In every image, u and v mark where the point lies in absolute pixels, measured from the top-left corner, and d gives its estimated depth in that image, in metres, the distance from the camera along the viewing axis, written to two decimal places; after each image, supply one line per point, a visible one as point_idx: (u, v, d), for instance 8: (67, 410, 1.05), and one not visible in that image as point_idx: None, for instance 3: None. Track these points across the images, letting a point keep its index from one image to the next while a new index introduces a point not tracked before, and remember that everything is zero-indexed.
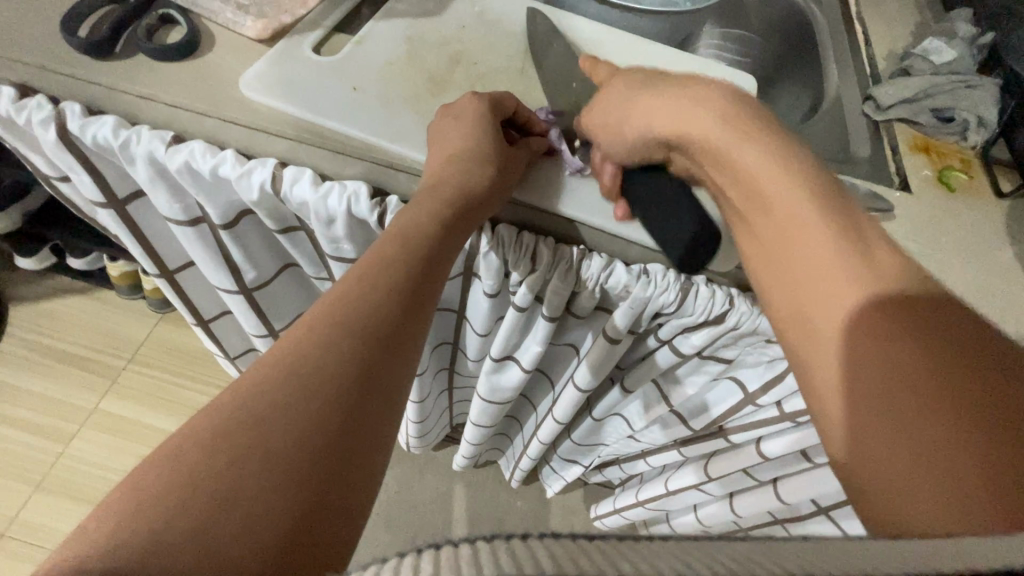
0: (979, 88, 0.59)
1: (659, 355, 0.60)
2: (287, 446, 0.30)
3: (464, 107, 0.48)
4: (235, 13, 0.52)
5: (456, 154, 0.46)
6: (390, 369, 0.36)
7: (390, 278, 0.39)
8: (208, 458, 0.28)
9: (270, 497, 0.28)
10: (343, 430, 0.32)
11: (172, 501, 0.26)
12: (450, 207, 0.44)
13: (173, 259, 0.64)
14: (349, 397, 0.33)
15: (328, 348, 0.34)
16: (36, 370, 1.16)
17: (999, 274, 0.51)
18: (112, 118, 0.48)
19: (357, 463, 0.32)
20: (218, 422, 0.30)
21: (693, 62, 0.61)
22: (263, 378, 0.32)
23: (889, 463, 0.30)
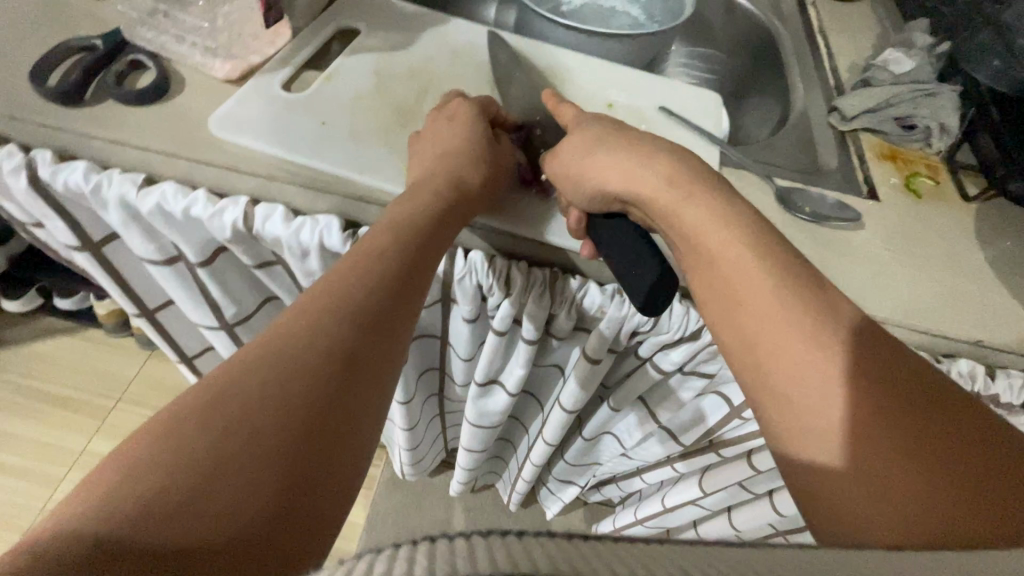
0: (938, 95, 0.60)
1: (642, 372, 0.59)
2: (275, 427, 0.30)
3: (457, 112, 0.50)
4: (204, 55, 0.53)
5: (447, 151, 0.47)
6: (377, 360, 0.36)
7: (384, 266, 0.39)
8: (196, 433, 0.28)
9: (248, 488, 0.27)
10: (331, 413, 0.32)
11: (145, 484, 0.26)
12: (441, 197, 0.45)
13: (152, 298, 0.64)
14: (334, 389, 0.33)
15: (320, 332, 0.34)
16: (22, 414, 1.15)
17: (972, 277, 0.52)
18: (83, 164, 0.48)
19: (341, 448, 0.32)
20: (209, 397, 0.30)
21: (658, 83, 0.62)
22: (256, 356, 0.32)
23: (875, 482, 0.30)
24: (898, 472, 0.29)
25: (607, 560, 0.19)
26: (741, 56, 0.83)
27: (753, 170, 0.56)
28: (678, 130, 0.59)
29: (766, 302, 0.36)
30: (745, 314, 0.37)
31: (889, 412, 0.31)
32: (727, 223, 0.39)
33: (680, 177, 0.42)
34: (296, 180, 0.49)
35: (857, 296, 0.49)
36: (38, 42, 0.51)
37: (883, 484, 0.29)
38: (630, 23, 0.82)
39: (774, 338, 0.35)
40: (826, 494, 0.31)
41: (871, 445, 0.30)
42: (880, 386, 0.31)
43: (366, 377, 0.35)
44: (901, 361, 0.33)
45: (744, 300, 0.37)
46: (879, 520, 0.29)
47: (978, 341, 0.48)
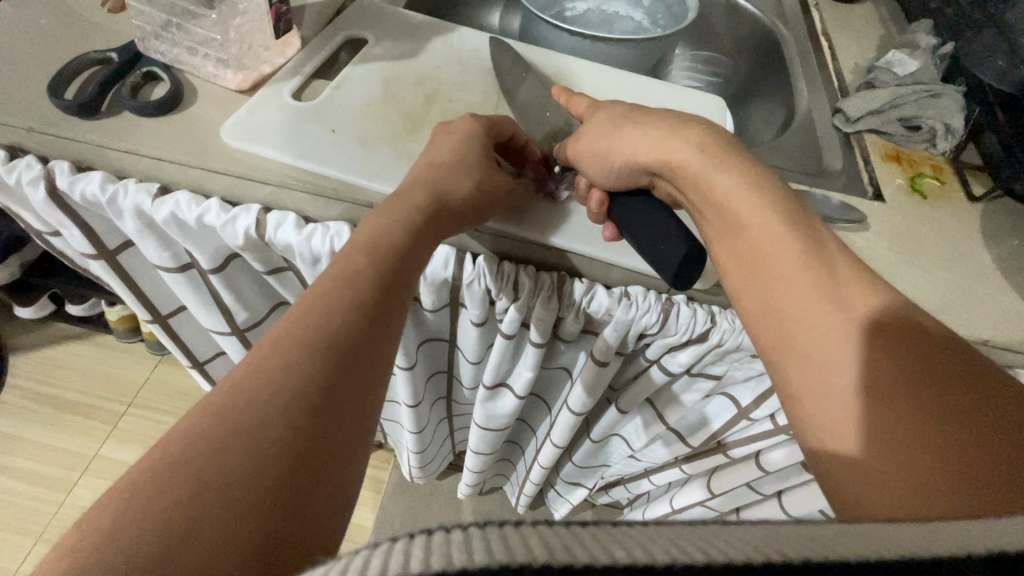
0: (943, 96, 0.60)
1: (649, 374, 0.60)
2: (251, 469, 0.29)
3: (459, 127, 0.50)
4: (216, 66, 0.54)
5: (441, 166, 0.48)
6: (356, 387, 0.35)
7: (357, 293, 0.39)
8: (169, 488, 0.27)
9: (234, 524, 0.27)
10: (310, 447, 0.31)
11: (129, 536, 0.25)
12: (423, 214, 0.45)
13: (165, 304, 0.65)
14: (315, 413, 0.32)
15: (291, 368, 0.33)
16: (35, 419, 1.16)
17: (978, 277, 0.52)
18: (99, 174, 0.49)
19: (325, 480, 0.31)
20: (180, 450, 0.29)
21: (662, 87, 0.63)
22: (224, 403, 0.31)
23: (897, 470, 0.30)
24: (909, 460, 0.29)
25: (604, 547, 0.19)
26: (744, 59, 0.84)
27: None
28: None
29: (796, 287, 0.36)
30: (773, 299, 0.37)
31: (895, 407, 0.31)
32: (755, 190, 0.40)
33: (713, 146, 0.43)
34: (307, 187, 0.50)
35: None
36: (55, 55, 0.52)
37: (904, 469, 0.29)
38: (633, 27, 0.83)
39: (800, 325, 0.36)
40: (835, 474, 0.32)
41: (880, 437, 0.31)
42: (893, 374, 0.32)
43: (350, 396, 0.34)
44: (914, 348, 0.32)
45: (774, 287, 0.38)
46: (900, 500, 0.29)
47: (985, 341, 0.48)
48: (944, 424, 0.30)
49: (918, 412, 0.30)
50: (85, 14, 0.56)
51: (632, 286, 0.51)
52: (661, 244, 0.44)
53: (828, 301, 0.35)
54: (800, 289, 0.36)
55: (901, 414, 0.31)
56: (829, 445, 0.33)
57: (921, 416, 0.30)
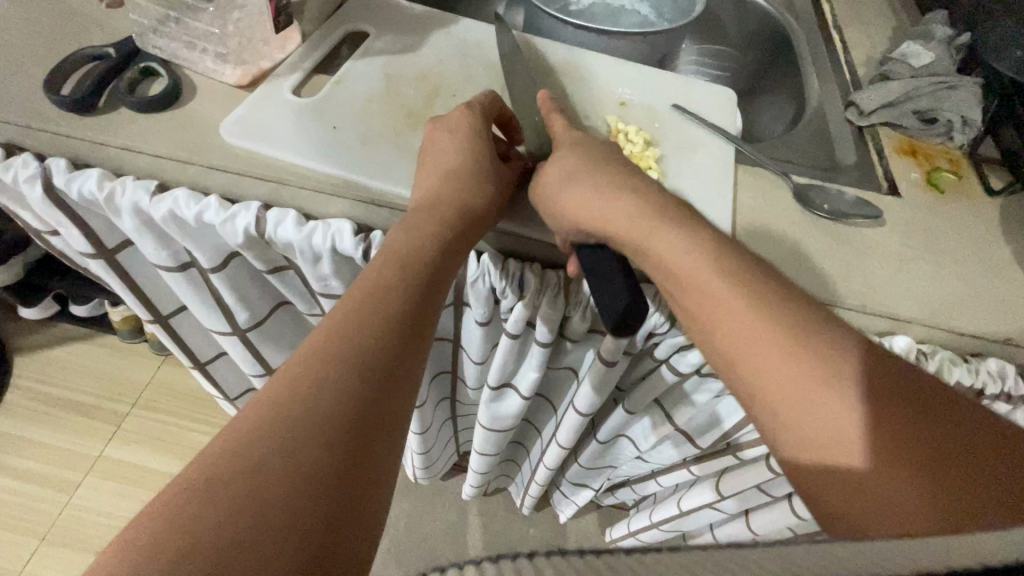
0: (959, 87, 0.59)
1: (658, 375, 0.58)
2: (287, 492, 0.27)
3: (460, 125, 0.48)
4: (215, 61, 0.53)
5: (451, 171, 0.46)
6: (390, 406, 0.34)
7: (388, 306, 0.38)
8: (202, 513, 0.26)
9: (271, 551, 0.25)
10: (346, 468, 0.30)
11: (161, 566, 0.24)
12: (449, 221, 0.44)
13: (166, 304, 0.64)
14: (353, 430, 0.31)
15: (326, 384, 0.32)
16: (39, 420, 1.16)
17: (998, 274, 0.50)
18: (96, 171, 0.48)
19: (359, 502, 0.30)
20: (214, 471, 0.27)
21: (671, 81, 0.62)
22: (257, 421, 0.30)
23: (884, 489, 0.31)
24: (895, 476, 0.31)
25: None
26: (753, 52, 0.82)
27: (768, 168, 0.55)
28: (692, 127, 0.58)
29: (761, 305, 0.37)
30: (744, 322, 0.37)
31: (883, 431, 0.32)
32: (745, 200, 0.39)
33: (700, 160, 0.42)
34: (309, 185, 0.48)
35: (880, 295, 0.48)
36: (51, 50, 0.52)
37: (891, 485, 0.31)
38: (640, 21, 0.82)
39: (768, 346, 0.35)
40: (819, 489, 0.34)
41: (874, 455, 0.32)
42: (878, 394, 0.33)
43: (384, 415, 0.33)
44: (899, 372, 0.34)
45: (756, 299, 0.37)
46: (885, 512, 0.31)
47: (1006, 339, 0.47)
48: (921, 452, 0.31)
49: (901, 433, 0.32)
50: (83, 10, 0.55)
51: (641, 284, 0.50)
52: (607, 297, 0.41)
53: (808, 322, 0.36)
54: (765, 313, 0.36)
55: (890, 439, 0.32)
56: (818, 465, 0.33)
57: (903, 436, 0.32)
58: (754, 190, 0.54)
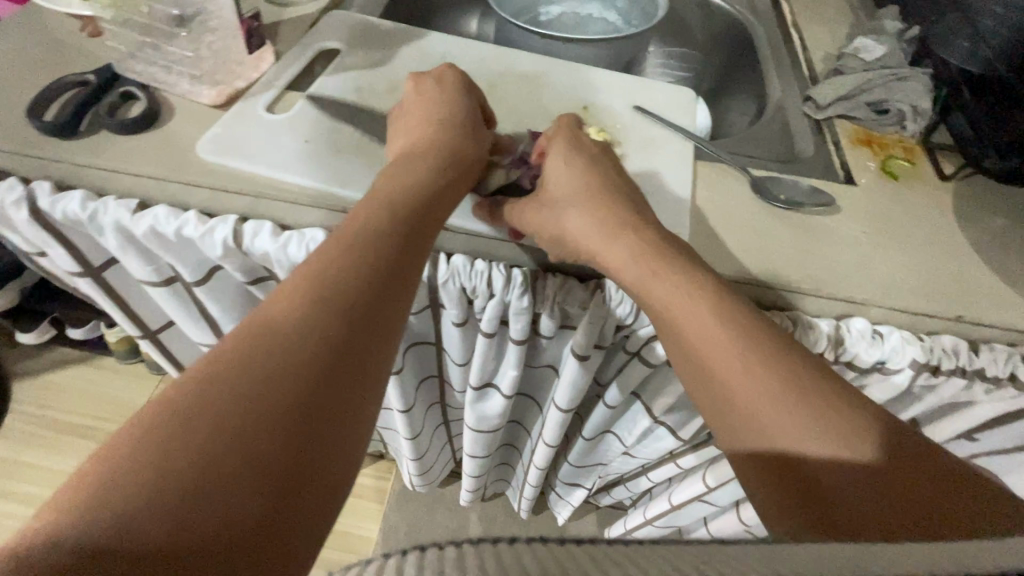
0: (909, 79, 0.61)
1: (632, 367, 0.60)
2: (262, 422, 0.28)
3: (445, 81, 0.54)
4: (191, 83, 0.55)
5: (437, 118, 0.50)
6: (371, 348, 0.34)
7: (375, 247, 0.38)
8: (175, 439, 0.26)
9: (238, 477, 0.26)
10: (320, 405, 0.30)
11: (136, 489, 0.24)
12: (445, 162, 0.47)
13: (155, 319, 0.66)
14: (330, 368, 0.31)
15: (307, 321, 0.32)
16: (38, 443, 1.17)
17: (952, 256, 0.52)
18: (80, 193, 0.50)
19: (331, 440, 0.30)
20: (193, 398, 0.28)
21: (634, 84, 0.64)
22: (238, 353, 0.30)
23: (844, 500, 0.34)
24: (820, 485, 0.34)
25: None
26: (717, 53, 0.85)
27: (728, 163, 0.57)
28: (655, 127, 0.60)
29: (704, 318, 0.40)
30: (703, 333, 0.39)
31: (846, 444, 0.34)
32: None
33: None
34: (283, 197, 0.50)
35: (837, 278, 0.50)
36: (36, 79, 0.54)
37: (853, 498, 0.33)
38: (607, 27, 0.85)
39: (719, 356, 0.38)
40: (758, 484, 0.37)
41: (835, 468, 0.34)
42: (815, 404, 0.35)
43: (364, 356, 0.33)
44: (841, 392, 0.36)
45: (701, 321, 0.40)
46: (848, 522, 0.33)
47: (959, 318, 0.49)
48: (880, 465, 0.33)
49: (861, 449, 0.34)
50: (65, 40, 0.58)
51: (606, 280, 0.52)
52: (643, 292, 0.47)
53: (763, 343, 0.38)
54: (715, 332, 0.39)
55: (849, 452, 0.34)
56: (760, 457, 0.37)
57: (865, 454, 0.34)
58: (715, 184, 0.56)
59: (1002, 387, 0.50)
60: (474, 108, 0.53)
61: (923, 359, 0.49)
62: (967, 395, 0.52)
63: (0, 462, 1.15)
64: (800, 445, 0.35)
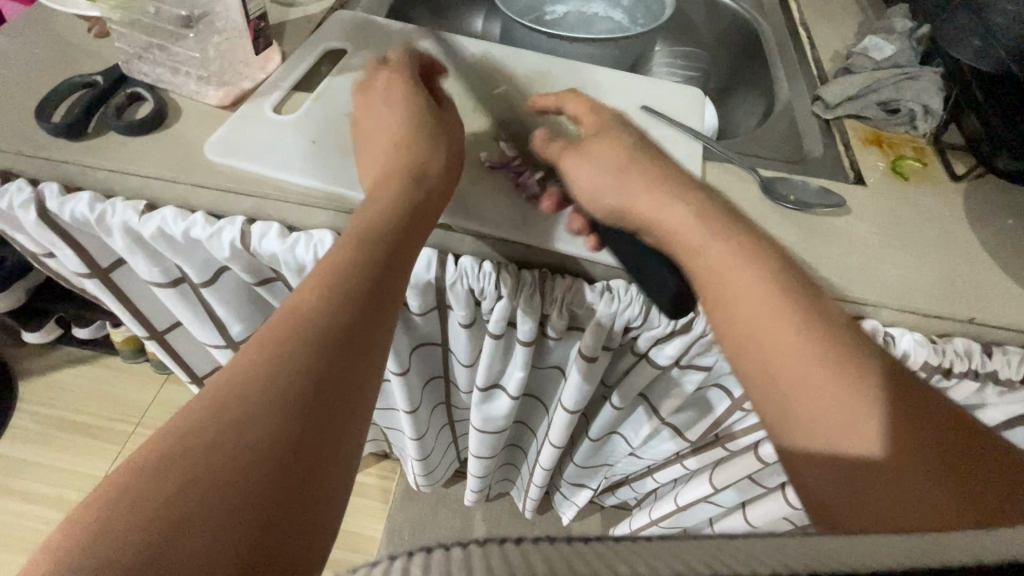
0: (921, 78, 0.61)
1: (640, 369, 0.59)
2: (240, 460, 0.29)
3: (394, 93, 0.51)
4: (198, 84, 0.55)
5: (402, 139, 0.48)
6: (349, 378, 0.35)
7: (347, 279, 0.38)
8: (158, 482, 0.27)
9: (221, 514, 0.27)
10: (299, 437, 0.31)
11: (122, 534, 0.25)
12: (409, 182, 0.45)
13: (161, 319, 0.66)
14: (307, 401, 0.32)
15: (282, 359, 0.33)
16: (44, 442, 1.18)
17: (963, 257, 0.51)
18: (87, 194, 0.50)
19: (314, 471, 0.31)
20: (173, 443, 0.29)
21: (642, 84, 0.64)
22: (216, 395, 0.31)
23: (895, 483, 0.32)
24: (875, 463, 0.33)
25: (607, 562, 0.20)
26: (724, 52, 0.84)
27: (738, 163, 0.57)
28: (663, 127, 0.60)
29: (748, 294, 0.39)
30: (754, 305, 0.38)
31: (898, 425, 0.33)
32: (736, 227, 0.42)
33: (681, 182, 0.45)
34: (289, 198, 0.50)
35: (848, 279, 0.49)
36: (43, 80, 0.54)
37: (902, 481, 0.32)
38: (613, 27, 0.84)
39: (763, 328, 0.38)
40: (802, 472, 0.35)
41: (888, 447, 0.33)
42: (867, 383, 0.34)
43: (341, 387, 0.34)
44: (893, 368, 0.36)
45: (749, 292, 0.39)
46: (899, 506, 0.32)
47: (972, 320, 0.48)
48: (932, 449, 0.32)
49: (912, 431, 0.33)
50: (72, 40, 0.58)
51: (615, 281, 0.51)
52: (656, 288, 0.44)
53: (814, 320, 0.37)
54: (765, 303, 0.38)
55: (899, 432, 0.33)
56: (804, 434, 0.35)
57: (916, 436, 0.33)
58: (723, 185, 0.55)
59: (1014, 389, 0.50)
60: (439, 116, 0.51)
61: (935, 361, 0.48)
62: (979, 397, 0.52)
63: (7, 460, 1.15)
64: (845, 416, 0.34)
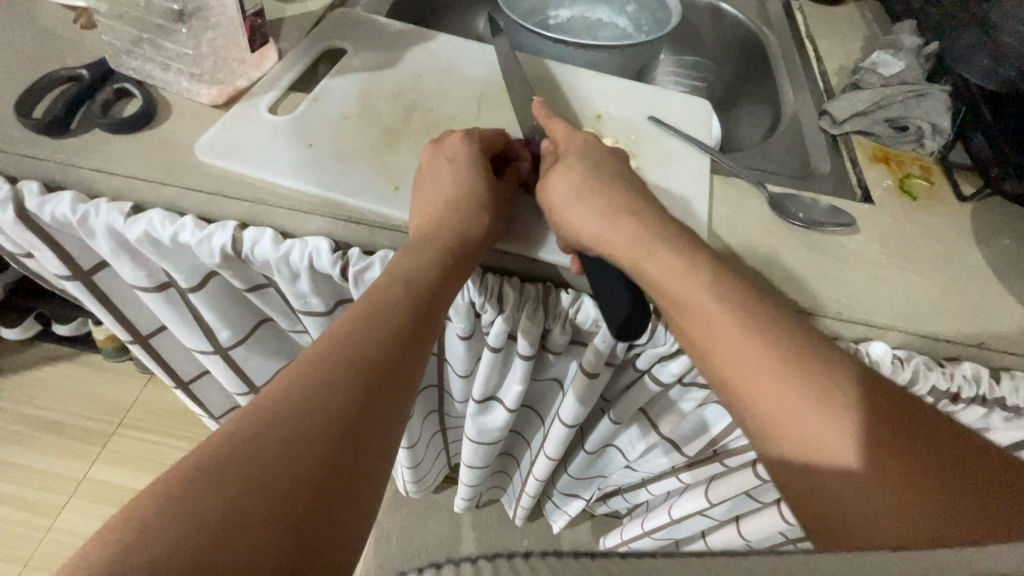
0: (930, 96, 0.60)
1: (641, 385, 0.58)
2: (284, 481, 0.29)
3: (455, 151, 0.48)
4: (190, 81, 0.53)
5: (452, 201, 0.46)
6: (387, 409, 0.35)
7: (393, 311, 0.39)
8: (205, 494, 0.27)
9: (260, 535, 0.27)
10: (338, 465, 0.31)
11: (166, 543, 0.25)
12: (448, 248, 0.43)
13: (146, 324, 0.63)
14: (349, 428, 0.32)
15: (329, 382, 0.33)
16: (19, 443, 1.13)
17: (972, 278, 0.51)
18: (69, 195, 0.48)
19: (349, 500, 0.31)
20: (220, 455, 0.29)
21: (648, 94, 0.63)
22: (264, 411, 0.31)
23: (886, 500, 0.33)
24: (888, 476, 0.33)
25: None
26: (728, 63, 0.84)
27: (745, 178, 0.56)
28: (669, 139, 0.58)
29: (705, 305, 0.40)
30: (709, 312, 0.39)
31: (878, 437, 0.34)
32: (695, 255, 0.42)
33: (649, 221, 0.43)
34: (284, 204, 0.48)
35: (857, 300, 0.48)
36: (25, 72, 0.51)
37: (895, 494, 0.33)
38: (618, 34, 0.83)
39: (745, 349, 0.38)
40: (833, 516, 0.34)
41: (872, 465, 0.33)
42: (838, 403, 0.35)
43: (380, 417, 0.34)
44: (852, 371, 0.37)
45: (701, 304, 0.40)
46: (894, 524, 0.32)
47: (980, 343, 0.47)
48: (914, 457, 0.33)
49: (892, 441, 0.34)
50: (58, 31, 0.55)
51: None
52: (609, 304, 0.42)
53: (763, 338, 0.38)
54: (713, 320, 0.39)
55: (882, 443, 0.34)
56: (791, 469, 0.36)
57: (897, 445, 0.34)
58: (730, 201, 0.54)
59: (1020, 415, 0.50)
60: (489, 170, 0.48)
61: (943, 386, 0.48)
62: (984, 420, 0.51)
63: None
64: (822, 439, 0.35)
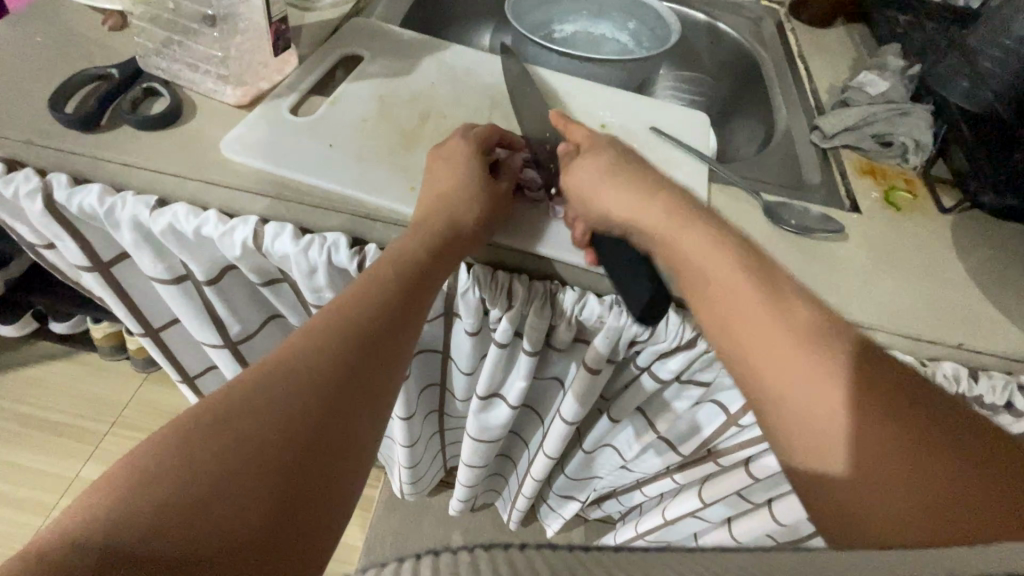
0: (913, 114, 0.64)
1: (640, 382, 0.60)
2: (272, 440, 0.32)
3: (453, 150, 0.51)
4: (216, 83, 0.55)
5: (446, 193, 0.48)
6: (373, 382, 0.38)
7: (383, 292, 0.41)
8: (201, 447, 0.30)
9: (247, 487, 0.30)
10: (324, 429, 0.34)
11: (165, 487, 0.28)
12: (440, 235, 0.46)
13: (158, 317, 0.65)
14: (336, 396, 0.35)
15: (319, 353, 0.36)
16: (13, 442, 1.13)
17: (952, 285, 0.54)
18: (98, 187, 0.50)
19: (334, 462, 0.33)
20: (218, 413, 0.32)
21: (649, 106, 0.66)
22: (260, 376, 0.34)
23: (885, 497, 0.31)
24: (890, 465, 0.32)
25: None
26: (724, 79, 0.88)
27: (741, 187, 0.59)
28: (669, 148, 0.62)
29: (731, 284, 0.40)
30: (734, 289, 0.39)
31: (886, 430, 0.32)
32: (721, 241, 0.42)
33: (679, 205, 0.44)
34: (305, 199, 0.50)
35: (845, 302, 0.51)
36: (56, 70, 0.54)
37: (898, 491, 0.31)
38: (620, 49, 0.87)
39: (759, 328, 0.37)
40: (825, 497, 0.34)
41: (867, 459, 0.32)
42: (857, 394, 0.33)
43: (367, 388, 0.37)
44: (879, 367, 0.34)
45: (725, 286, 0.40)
46: (886, 516, 0.31)
47: (960, 345, 0.50)
48: (934, 457, 0.31)
49: (908, 441, 0.32)
50: (87, 33, 0.57)
51: None
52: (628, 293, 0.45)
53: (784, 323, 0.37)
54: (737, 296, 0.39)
55: (892, 440, 0.32)
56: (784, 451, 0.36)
57: (913, 444, 0.31)
58: (728, 207, 0.57)
59: (996, 414, 0.53)
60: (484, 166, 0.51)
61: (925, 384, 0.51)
62: None
63: None
64: (827, 422, 0.34)
